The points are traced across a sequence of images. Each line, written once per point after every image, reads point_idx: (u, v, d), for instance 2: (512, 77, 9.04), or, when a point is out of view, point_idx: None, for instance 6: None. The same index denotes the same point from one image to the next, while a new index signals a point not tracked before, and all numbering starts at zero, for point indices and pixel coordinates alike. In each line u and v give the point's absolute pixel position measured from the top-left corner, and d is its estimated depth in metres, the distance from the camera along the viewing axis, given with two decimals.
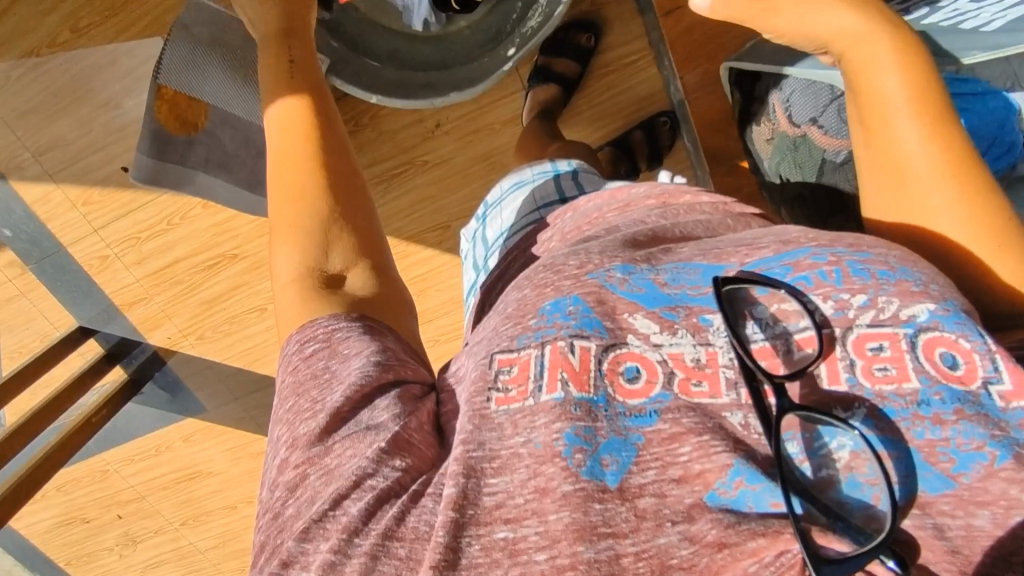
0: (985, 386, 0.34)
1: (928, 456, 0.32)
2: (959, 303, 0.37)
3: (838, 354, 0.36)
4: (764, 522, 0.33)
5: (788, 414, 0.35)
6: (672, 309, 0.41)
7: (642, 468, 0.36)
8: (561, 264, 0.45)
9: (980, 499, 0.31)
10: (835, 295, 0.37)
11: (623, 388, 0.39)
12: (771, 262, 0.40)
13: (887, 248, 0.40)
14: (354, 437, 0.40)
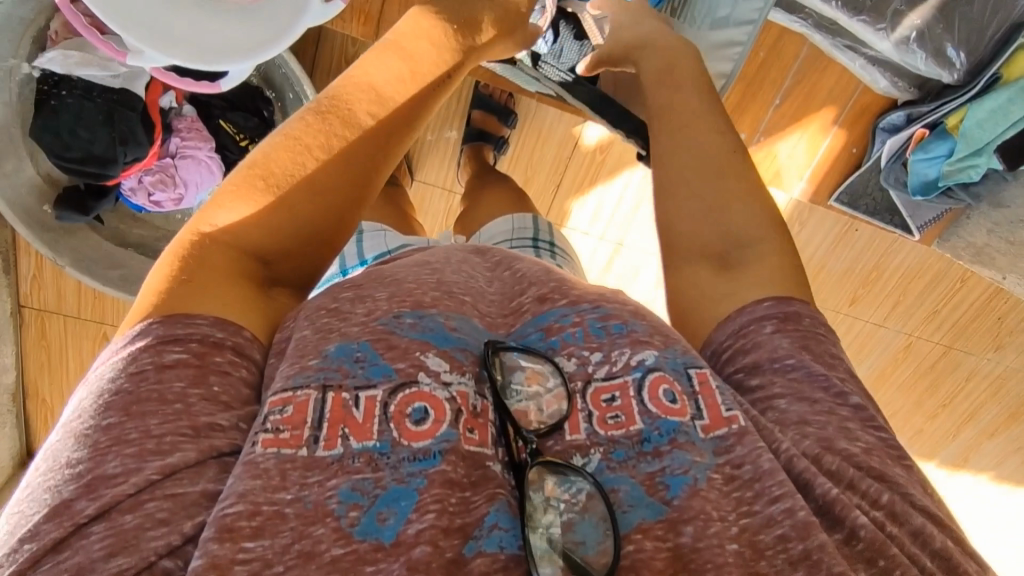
0: (692, 421, 0.42)
1: (648, 489, 0.39)
2: (680, 346, 0.46)
3: (579, 407, 0.42)
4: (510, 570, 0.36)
5: (536, 468, 0.39)
6: (461, 350, 0.44)
7: (420, 514, 0.37)
8: (347, 312, 0.46)
9: (684, 517, 0.38)
10: (578, 353, 0.45)
11: (409, 430, 0.40)
12: (529, 328, 0.47)
13: (622, 304, 0.49)
14: (137, 458, 0.37)
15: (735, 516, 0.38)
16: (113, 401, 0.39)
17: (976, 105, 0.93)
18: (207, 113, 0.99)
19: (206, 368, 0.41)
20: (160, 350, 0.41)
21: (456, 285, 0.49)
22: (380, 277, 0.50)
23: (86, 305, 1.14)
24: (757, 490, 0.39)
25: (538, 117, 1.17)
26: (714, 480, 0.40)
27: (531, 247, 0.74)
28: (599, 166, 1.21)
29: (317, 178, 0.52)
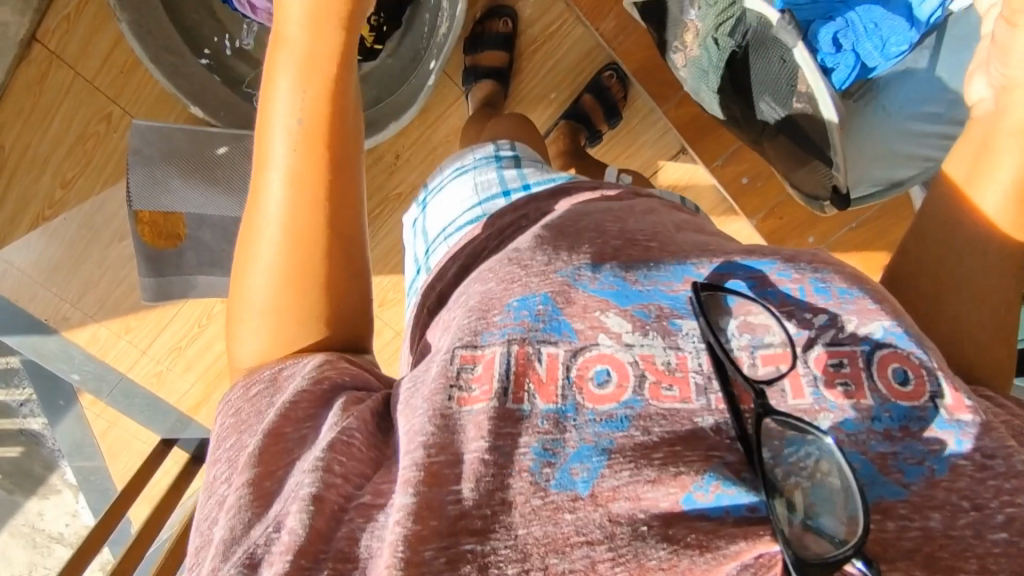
0: (932, 400, 0.36)
1: (881, 468, 0.34)
2: (909, 318, 0.39)
3: (802, 370, 0.36)
4: (742, 527, 0.33)
5: (767, 421, 0.34)
6: (644, 307, 0.40)
7: (615, 471, 0.35)
8: (528, 259, 0.44)
9: (930, 504, 0.33)
10: (799, 314, 0.38)
11: (592, 394, 0.38)
12: (737, 273, 0.41)
13: (841, 265, 0.42)
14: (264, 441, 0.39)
15: (998, 503, 0.33)
16: (235, 423, 0.42)
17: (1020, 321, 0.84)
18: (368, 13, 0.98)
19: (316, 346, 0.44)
20: (247, 386, 0.43)
21: (639, 235, 0.46)
22: (561, 229, 0.47)
23: (106, 73, 0.99)
24: (1017, 485, 0.34)
25: (637, 128, 1.15)
26: (963, 463, 0.34)
27: None
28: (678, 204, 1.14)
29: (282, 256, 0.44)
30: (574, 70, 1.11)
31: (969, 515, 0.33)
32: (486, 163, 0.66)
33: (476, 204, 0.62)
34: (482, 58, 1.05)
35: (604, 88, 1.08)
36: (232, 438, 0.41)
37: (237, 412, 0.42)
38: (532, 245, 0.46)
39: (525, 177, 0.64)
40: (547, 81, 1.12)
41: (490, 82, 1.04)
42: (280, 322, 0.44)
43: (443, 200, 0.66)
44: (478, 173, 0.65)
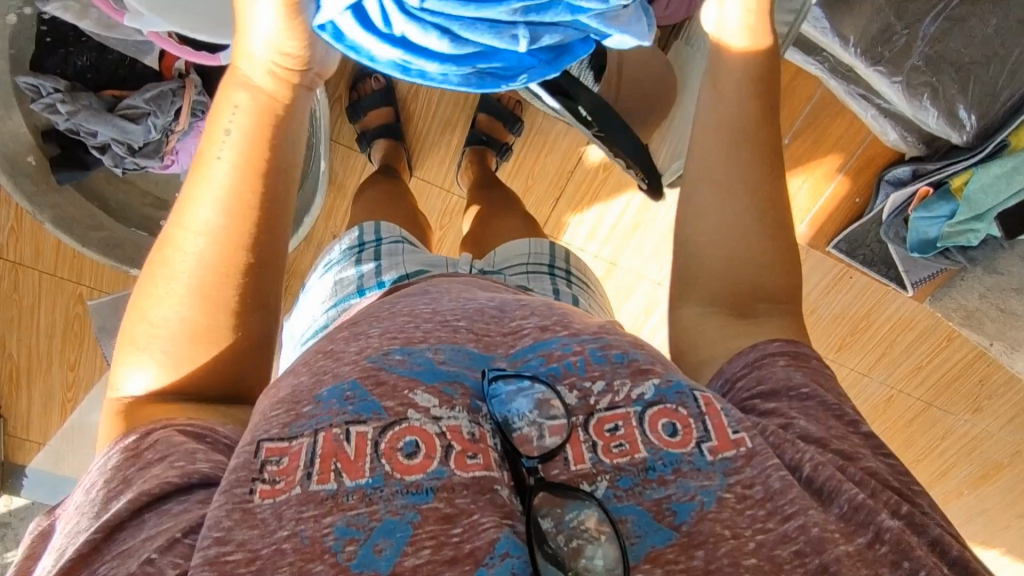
0: (698, 445, 0.42)
1: (656, 516, 0.38)
2: (679, 376, 0.46)
3: (582, 438, 0.41)
4: None
5: (541, 494, 0.38)
6: (451, 383, 0.43)
7: (416, 548, 0.36)
8: (340, 351, 0.46)
9: (694, 541, 0.37)
10: (580, 384, 0.44)
11: (401, 464, 0.39)
12: (530, 353, 0.46)
13: (621, 335, 0.49)
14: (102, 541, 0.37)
15: (751, 531, 0.38)
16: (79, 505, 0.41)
17: (981, 169, 0.88)
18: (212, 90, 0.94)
19: (180, 453, 0.41)
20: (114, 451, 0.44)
21: (450, 315, 0.49)
22: (373, 317, 0.50)
23: (63, 262, 1.03)
24: (770, 508, 0.39)
25: (543, 126, 1.16)
26: (727, 499, 0.39)
27: (548, 274, 0.73)
28: (598, 184, 1.17)
29: (178, 271, 0.49)
30: (458, 104, 1.13)
31: (728, 543, 0.37)
32: (351, 255, 0.69)
33: (331, 307, 0.64)
34: (370, 121, 1.06)
35: (495, 102, 1.09)
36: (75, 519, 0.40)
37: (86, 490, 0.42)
38: (343, 337, 0.48)
39: (381, 272, 0.65)
40: (440, 116, 1.13)
41: (387, 141, 1.06)
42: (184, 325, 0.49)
43: (308, 300, 0.69)
44: (342, 268, 0.68)
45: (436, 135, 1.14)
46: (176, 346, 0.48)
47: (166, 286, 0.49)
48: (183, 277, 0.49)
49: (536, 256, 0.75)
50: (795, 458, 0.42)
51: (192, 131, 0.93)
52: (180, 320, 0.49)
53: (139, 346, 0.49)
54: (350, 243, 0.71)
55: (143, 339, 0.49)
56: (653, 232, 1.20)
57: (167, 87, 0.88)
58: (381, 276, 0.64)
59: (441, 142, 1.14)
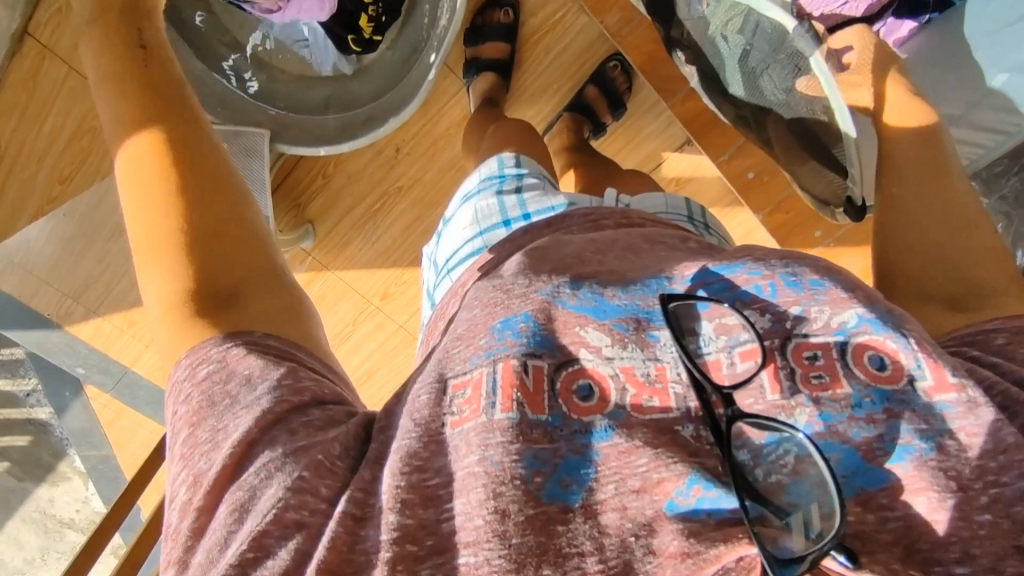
0: (911, 383, 0.38)
1: (866, 455, 0.35)
2: (885, 306, 0.42)
3: (779, 363, 0.39)
4: (722, 530, 0.34)
5: (737, 424, 0.36)
6: (622, 320, 0.42)
7: (602, 485, 0.36)
8: (510, 285, 0.46)
9: (915, 487, 0.34)
10: (772, 308, 0.41)
11: (577, 405, 0.39)
12: (710, 280, 0.44)
13: (812, 260, 0.45)
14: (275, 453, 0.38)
15: (982, 484, 0.34)
16: (186, 415, 0.42)
17: None
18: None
19: (240, 370, 0.42)
20: (194, 369, 0.43)
21: (617, 261, 0.48)
22: (539, 255, 0.49)
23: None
24: (1004, 461, 0.34)
25: (641, 119, 1.16)
26: (950, 446, 0.35)
27: (687, 222, 0.68)
28: (672, 196, 1.18)
29: (173, 260, 0.47)
30: (574, 65, 1.12)
31: (956, 495, 0.33)
32: (490, 187, 0.69)
33: (477, 234, 0.65)
34: (484, 50, 1.05)
35: (608, 79, 1.10)
36: (191, 425, 0.41)
37: (185, 403, 0.42)
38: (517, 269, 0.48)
39: (526, 204, 0.65)
40: (551, 74, 1.13)
41: (492, 75, 1.04)
42: (178, 295, 0.46)
43: (450, 229, 0.69)
44: (480, 198, 0.68)
45: (548, 85, 1.14)
46: (189, 324, 0.45)
47: (150, 276, 0.47)
48: (165, 260, 0.47)
49: (674, 207, 0.70)
50: None
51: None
52: (175, 291, 0.46)
53: (164, 338, 0.46)
54: (490, 173, 0.71)
55: (161, 334, 0.46)
56: (725, 239, 1.17)
57: None
58: (525, 211, 0.65)
59: (545, 106, 1.15)
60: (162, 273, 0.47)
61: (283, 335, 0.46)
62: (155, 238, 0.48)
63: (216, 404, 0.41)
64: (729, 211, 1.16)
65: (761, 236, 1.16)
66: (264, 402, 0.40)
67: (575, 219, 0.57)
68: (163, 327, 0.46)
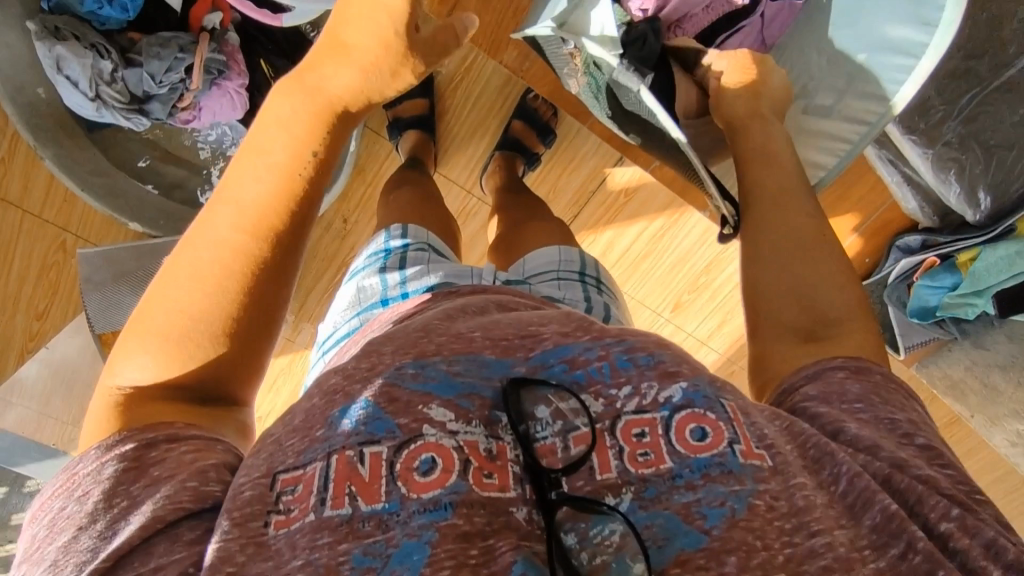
0: (730, 446, 0.40)
1: (684, 518, 0.37)
2: (706, 379, 0.45)
3: (608, 444, 0.41)
4: None
5: (563, 508, 0.37)
6: (468, 396, 0.42)
7: (435, 571, 0.34)
8: (353, 369, 0.45)
9: (727, 547, 0.36)
10: (605, 392, 0.44)
11: (418, 482, 0.37)
12: (550, 357, 0.46)
13: (647, 336, 0.49)
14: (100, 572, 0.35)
15: (779, 543, 0.36)
16: (74, 512, 0.38)
17: (989, 248, 0.92)
18: (250, 49, 1.02)
19: (144, 464, 0.40)
20: (103, 466, 0.40)
21: (465, 327, 0.48)
22: (386, 336, 0.48)
23: (53, 203, 1.02)
24: (795, 523, 0.37)
25: (575, 140, 1.17)
26: (757, 505, 0.38)
27: (579, 281, 0.72)
28: (620, 207, 1.18)
29: (193, 286, 0.47)
30: (489, 110, 1.14)
31: (761, 553, 0.36)
32: (375, 262, 0.70)
33: (356, 314, 0.64)
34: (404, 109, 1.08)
35: (532, 110, 1.11)
36: (70, 530, 0.37)
37: (82, 502, 0.38)
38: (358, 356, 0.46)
39: (405, 282, 0.64)
40: (472, 120, 1.14)
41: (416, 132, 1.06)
42: (179, 329, 0.46)
43: (333, 307, 0.70)
44: (365, 275, 0.69)
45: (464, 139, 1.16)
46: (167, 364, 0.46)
47: (177, 282, 0.48)
48: (189, 276, 0.48)
49: (566, 265, 0.74)
50: (832, 472, 0.41)
51: (213, 88, 0.97)
52: (179, 319, 0.47)
53: (139, 351, 0.46)
54: (378, 247, 0.72)
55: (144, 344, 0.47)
56: (675, 249, 1.21)
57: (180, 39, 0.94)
58: (404, 285, 0.64)
59: (468, 149, 1.16)
60: (184, 289, 0.47)
61: (199, 409, 0.46)
62: (217, 247, 0.48)
63: (97, 498, 0.38)
64: (674, 214, 1.18)
65: (715, 233, 1.19)
66: (156, 509, 0.37)
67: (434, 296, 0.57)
68: (150, 349, 0.46)
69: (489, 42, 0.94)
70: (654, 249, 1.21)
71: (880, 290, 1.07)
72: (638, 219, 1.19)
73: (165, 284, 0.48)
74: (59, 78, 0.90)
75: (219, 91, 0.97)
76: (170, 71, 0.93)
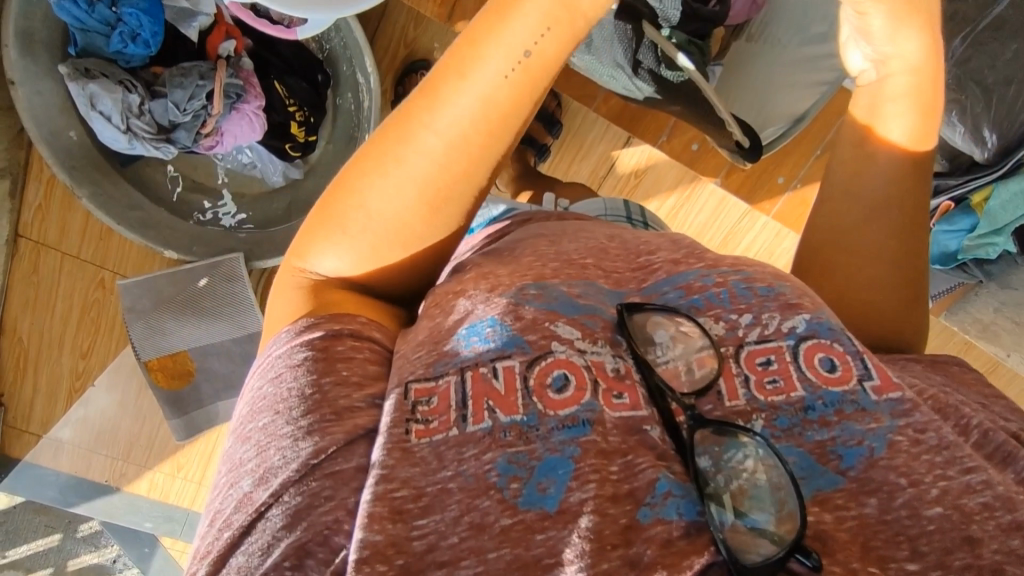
0: (861, 383, 0.39)
1: (819, 459, 0.36)
2: (828, 313, 0.44)
3: (734, 371, 0.40)
4: (697, 533, 0.34)
5: (698, 432, 0.37)
6: (591, 317, 0.42)
7: (580, 484, 0.34)
8: (472, 288, 0.45)
9: (866, 488, 0.35)
10: (725, 316, 0.43)
11: (553, 400, 0.38)
12: (664, 286, 0.46)
13: (761, 266, 0.47)
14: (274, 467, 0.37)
15: (931, 478, 0.35)
16: (273, 399, 0.40)
17: (1000, 185, 0.87)
18: (265, 72, 1.05)
19: (331, 357, 0.41)
20: (293, 352, 0.42)
21: (576, 255, 0.48)
22: (499, 261, 0.48)
23: (89, 241, 1.12)
24: (947, 457, 0.36)
25: (580, 133, 1.15)
26: (898, 442, 0.37)
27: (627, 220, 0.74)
28: (632, 188, 1.15)
29: (405, 180, 0.48)
30: None
31: (907, 492, 0.35)
32: None
33: None
34: None
35: None
36: (268, 415, 0.40)
37: (280, 385, 0.40)
38: (473, 273, 0.47)
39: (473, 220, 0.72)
40: None
41: None
42: (397, 221, 0.49)
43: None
44: None
45: None
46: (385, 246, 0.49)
47: (390, 166, 0.48)
48: (415, 172, 0.48)
49: (613, 209, 0.75)
50: (962, 423, 0.40)
51: (234, 112, 1.00)
52: (398, 213, 0.48)
53: (337, 235, 0.50)
54: None
55: (345, 226, 0.49)
56: (692, 220, 1.13)
57: (198, 67, 0.97)
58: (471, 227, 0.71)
59: None
60: (404, 180, 0.48)
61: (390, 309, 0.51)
62: (440, 157, 0.47)
63: (292, 384, 0.40)
64: (687, 189, 1.12)
65: (732, 203, 1.09)
66: (340, 403, 0.39)
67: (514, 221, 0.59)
68: (360, 233, 0.49)
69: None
70: (670, 228, 1.14)
71: None
72: (654, 199, 1.14)
73: (363, 180, 0.49)
74: (94, 115, 0.95)
75: (239, 116, 1.00)
76: (193, 99, 0.97)
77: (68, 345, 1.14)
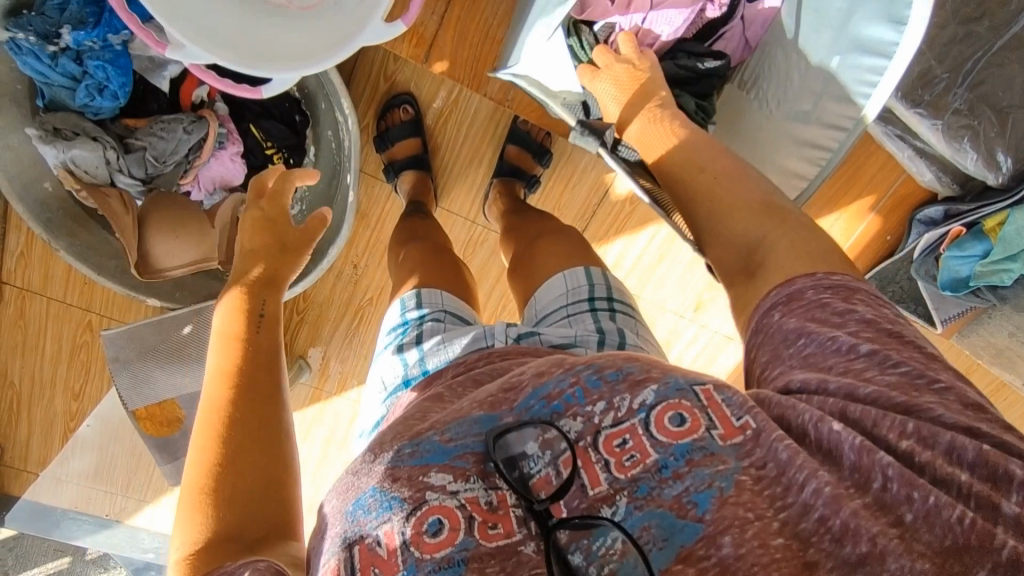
0: (708, 431, 0.43)
1: (678, 511, 0.40)
2: (678, 375, 0.48)
3: (594, 459, 0.44)
4: None
5: (564, 530, 0.40)
6: (461, 455, 0.45)
7: None
8: (360, 467, 0.47)
9: (721, 529, 0.39)
10: (581, 411, 0.46)
11: (429, 544, 0.41)
12: (530, 399, 0.47)
13: (612, 354, 0.50)
14: None
15: (773, 511, 0.40)
16: None
17: (1017, 210, 0.79)
18: (238, 115, 0.97)
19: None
20: None
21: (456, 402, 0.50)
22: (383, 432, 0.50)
23: (74, 290, 1.04)
24: (784, 484, 0.40)
25: (573, 156, 1.18)
26: (744, 480, 0.41)
27: (589, 309, 0.73)
28: (627, 216, 1.19)
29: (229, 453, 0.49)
30: (487, 134, 1.15)
31: (754, 525, 0.39)
32: (399, 337, 0.73)
33: (385, 401, 0.66)
34: (397, 152, 1.10)
35: (525, 134, 1.12)
36: None
37: None
38: (367, 450, 0.49)
39: (424, 359, 0.66)
40: (462, 154, 1.17)
41: (412, 173, 1.09)
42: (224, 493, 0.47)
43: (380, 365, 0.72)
44: (398, 346, 0.72)
45: (461, 168, 1.18)
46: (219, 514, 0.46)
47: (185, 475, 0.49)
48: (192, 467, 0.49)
49: (573, 297, 0.76)
50: (800, 424, 0.42)
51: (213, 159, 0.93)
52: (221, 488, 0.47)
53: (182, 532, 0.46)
54: (399, 320, 0.76)
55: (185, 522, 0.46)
56: (686, 246, 1.21)
57: (186, 116, 0.89)
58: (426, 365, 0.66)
59: (465, 176, 1.18)
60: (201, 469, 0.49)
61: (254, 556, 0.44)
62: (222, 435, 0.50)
63: None
64: None
65: None
66: None
67: (448, 371, 0.61)
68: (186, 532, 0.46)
69: (470, 75, 0.89)
70: (666, 252, 1.22)
71: (902, 267, 0.94)
72: (645, 226, 1.20)
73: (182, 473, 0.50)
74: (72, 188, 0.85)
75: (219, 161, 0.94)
76: (174, 152, 0.89)
77: (60, 385, 1.09)
